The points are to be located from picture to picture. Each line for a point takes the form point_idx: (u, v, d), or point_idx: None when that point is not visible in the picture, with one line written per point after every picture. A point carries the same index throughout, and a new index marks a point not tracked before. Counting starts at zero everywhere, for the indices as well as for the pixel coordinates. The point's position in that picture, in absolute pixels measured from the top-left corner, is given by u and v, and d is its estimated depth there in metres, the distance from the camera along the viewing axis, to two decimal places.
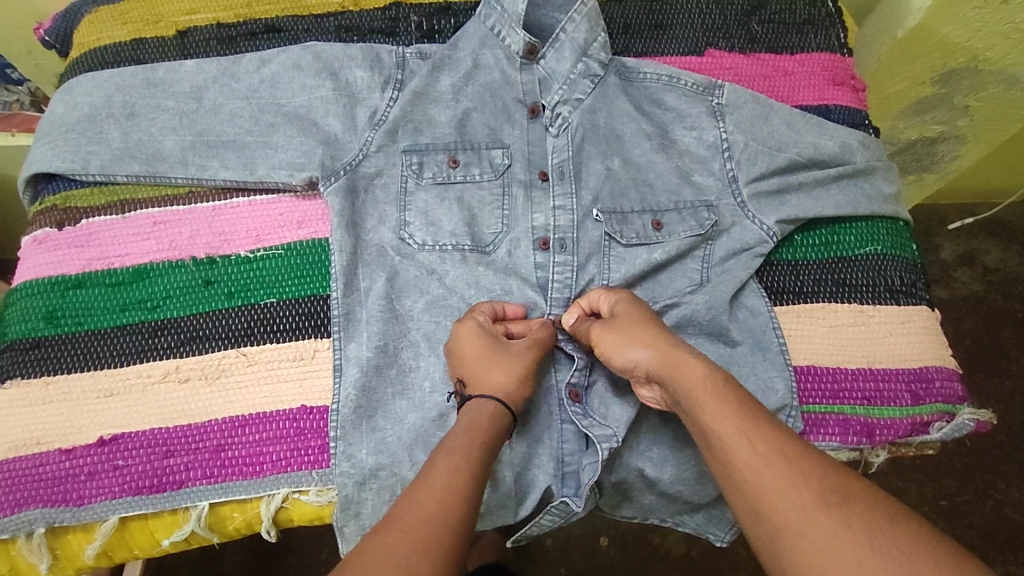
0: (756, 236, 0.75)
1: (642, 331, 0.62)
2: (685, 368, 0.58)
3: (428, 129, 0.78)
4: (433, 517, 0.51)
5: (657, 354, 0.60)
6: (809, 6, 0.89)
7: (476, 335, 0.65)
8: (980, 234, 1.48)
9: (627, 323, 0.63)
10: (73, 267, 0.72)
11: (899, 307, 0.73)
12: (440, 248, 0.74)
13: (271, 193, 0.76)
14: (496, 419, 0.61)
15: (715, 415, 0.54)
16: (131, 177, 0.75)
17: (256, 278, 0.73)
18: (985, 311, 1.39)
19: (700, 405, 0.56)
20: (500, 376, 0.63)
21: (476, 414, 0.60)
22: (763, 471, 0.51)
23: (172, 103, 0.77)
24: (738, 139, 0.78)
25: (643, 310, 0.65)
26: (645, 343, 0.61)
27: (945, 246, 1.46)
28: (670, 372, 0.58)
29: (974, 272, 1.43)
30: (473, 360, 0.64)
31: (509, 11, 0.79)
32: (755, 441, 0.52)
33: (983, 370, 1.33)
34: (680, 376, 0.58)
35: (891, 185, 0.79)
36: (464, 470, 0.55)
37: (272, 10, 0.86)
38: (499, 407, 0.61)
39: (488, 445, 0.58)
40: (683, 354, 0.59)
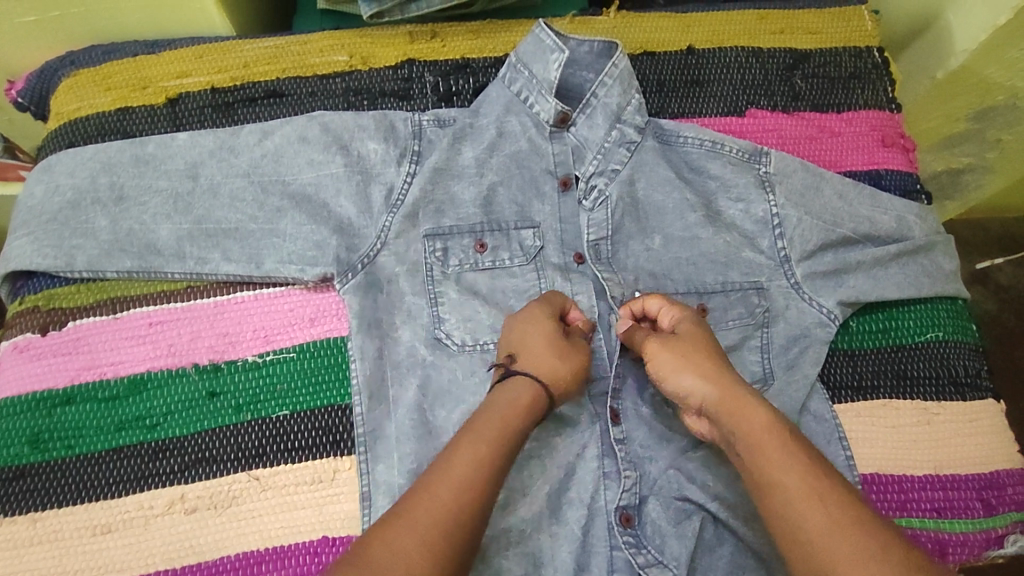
0: (814, 320, 0.69)
1: (705, 360, 0.56)
2: (748, 412, 0.52)
3: (451, 209, 0.71)
4: (443, 519, 0.47)
5: (720, 386, 0.54)
6: (856, 58, 0.83)
7: (542, 318, 0.60)
8: (991, 248, 1.40)
9: (691, 345, 0.58)
10: (59, 379, 0.65)
11: (965, 402, 0.70)
12: (481, 347, 0.67)
13: (280, 286, 0.69)
14: (533, 408, 0.55)
15: (784, 468, 0.49)
16: (122, 272, 0.67)
17: (267, 386, 0.66)
18: (998, 331, 1.33)
19: (767, 459, 0.50)
20: (552, 360, 0.58)
21: (517, 397, 0.55)
22: (838, 537, 0.45)
23: (165, 183, 0.69)
24: (791, 215, 0.70)
25: (708, 335, 0.60)
26: (704, 374, 0.55)
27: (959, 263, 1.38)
28: (729, 412, 0.53)
29: (987, 290, 1.36)
30: (536, 338, 0.59)
31: (539, 77, 0.71)
32: (825, 500, 0.47)
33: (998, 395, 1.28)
34: (742, 419, 0.52)
35: (951, 261, 0.73)
36: (488, 465, 0.50)
37: (273, 70, 0.78)
38: (540, 393, 0.56)
39: (519, 438, 0.54)
40: (749, 396, 0.54)
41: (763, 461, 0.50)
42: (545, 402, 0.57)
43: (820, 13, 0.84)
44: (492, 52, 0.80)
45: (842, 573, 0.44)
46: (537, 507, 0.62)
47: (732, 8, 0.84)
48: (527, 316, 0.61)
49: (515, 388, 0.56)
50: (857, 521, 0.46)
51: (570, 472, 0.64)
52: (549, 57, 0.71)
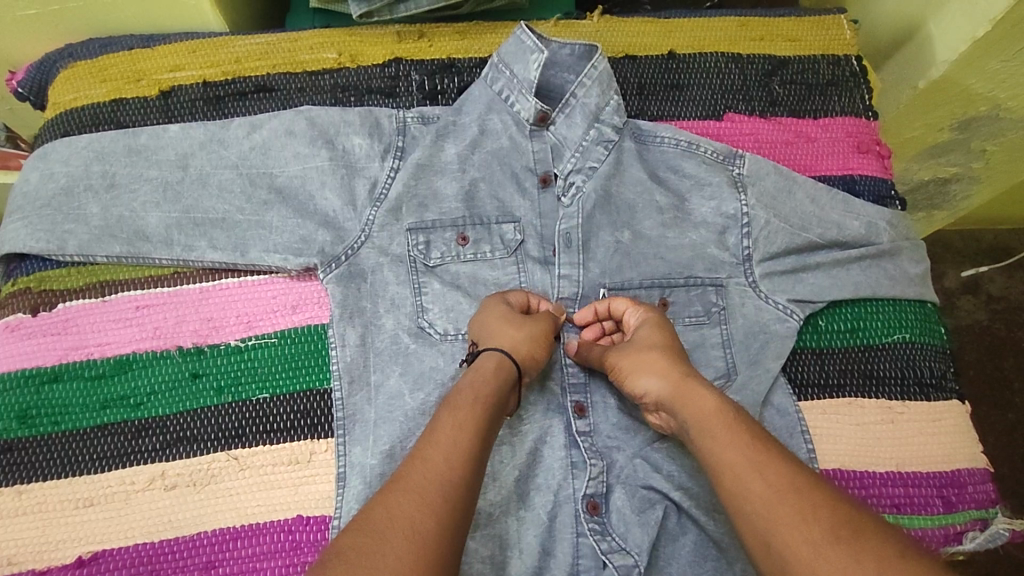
0: (772, 317, 0.71)
1: (661, 356, 0.60)
2: (697, 399, 0.55)
3: (434, 204, 0.73)
4: (434, 478, 0.48)
5: (674, 379, 0.57)
6: (834, 66, 0.84)
7: (494, 307, 0.65)
8: (984, 259, 1.41)
9: (648, 344, 0.61)
10: (48, 358, 0.67)
11: (929, 402, 0.71)
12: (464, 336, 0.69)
13: (263, 274, 0.71)
14: (498, 372, 0.58)
15: (727, 445, 0.51)
16: (111, 257, 0.70)
17: (248, 369, 0.68)
18: (988, 340, 1.34)
19: (711, 439, 0.52)
20: (510, 333, 0.62)
21: (478, 369, 0.58)
22: (775, 503, 0.46)
23: (156, 173, 0.72)
24: (760, 216, 0.72)
25: (670, 335, 0.63)
26: (660, 368, 0.58)
27: (950, 272, 1.40)
28: (680, 400, 0.56)
29: (978, 300, 1.37)
30: (489, 324, 0.63)
31: (519, 77, 0.74)
32: (763, 470, 0.48)
33: (986, 403, 1.29)
34: (691, 406, 0.55)
35: (919, 265, 0.75)
36: (467, 429, 0.52)
37: (263, 66, 0.80)
38: (502, 359, 0.59)
39: (489, 399, 0.56)
40: (700, 385, 0.56)
41: (706, 441, 0.52)
42: (512, 370, 0.60)
43: (799, 21, 0.86)
44: (476, 53, 0.83)
45: (780, 538, 0.45)
46: (503, 493, 0.64)
47: (713, 15, 0.86)
48: (484, 309, 0.65)
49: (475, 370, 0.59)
50: (793, 487, 0.47)
51: (539, 458, 0.66)
52: (530, 57, 0.72)
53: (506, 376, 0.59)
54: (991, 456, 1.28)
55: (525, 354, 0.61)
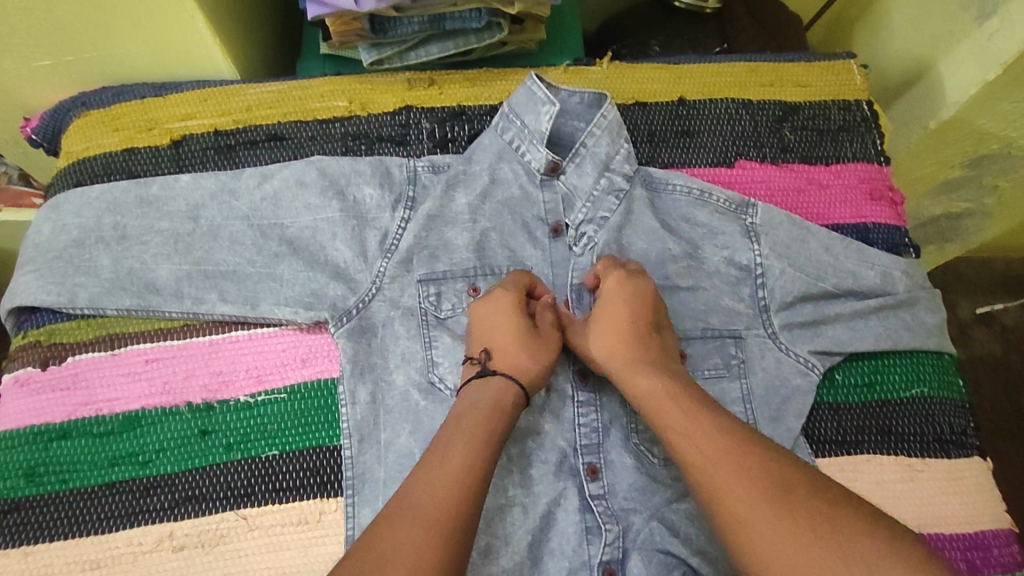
0: (791, 370, 0.70)
1: (616, 330, 0.64)
2: (638, 378, 0.61)
3: (445, 255, 0.72)
4: (441, 497, 0.53)
5: (621, 362, 0.63)
6: (844, 110, 0.84)
7: (499, 306, 0.66)
8: (997, 289, 1.40)
9: (609, 315, 0.65)
10: (57, 414, 0.67)
11: (950, 460, 0.70)
12: None
13: (273, 326, 0.71)
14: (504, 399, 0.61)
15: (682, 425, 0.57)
16: (122, 310, 0.69)
17: (257, 426, 0.68)
18: (1003, 373, 1.32)
19: (665, 421, 0.58)
20: (512, 353, 0.64)
21: (484, 392, 0.61)
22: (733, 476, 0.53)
23: (167, 224, 0.72)
24: (774, 265, 0.72)
25: (643, 304, 0.65)
26: (611, 347, 0.64)
27: (963, 302, 1.38)
28: (624, 378, 0.62)
29: (991, 331, 1.36)
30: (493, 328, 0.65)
31: (531, 127, 0.73)
32: (743, 482, 0.53)
33: (1003, 437, 1.27)
34: (638, 384, 0.61)
35: (935, 315, 0.74)
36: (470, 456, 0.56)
37: (274, 114, 0.81)
38: (505, 385, 0.62)
39: (495, 428, 0.59)
40: (647, 364, 0.62)
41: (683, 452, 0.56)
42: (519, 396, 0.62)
43: (809, 66, 0.86)
44: (487, 101, 0.83)
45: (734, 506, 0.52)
46: (517, 557, 0.63)
47: (723, 60, 0.86)
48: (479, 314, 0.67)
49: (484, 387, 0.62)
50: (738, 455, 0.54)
51: (554, 519, 0.65)
52: (541, 108, 0.72)
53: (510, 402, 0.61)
54: (1009, 492, 1.25)
55: (528, 375, 0.63)
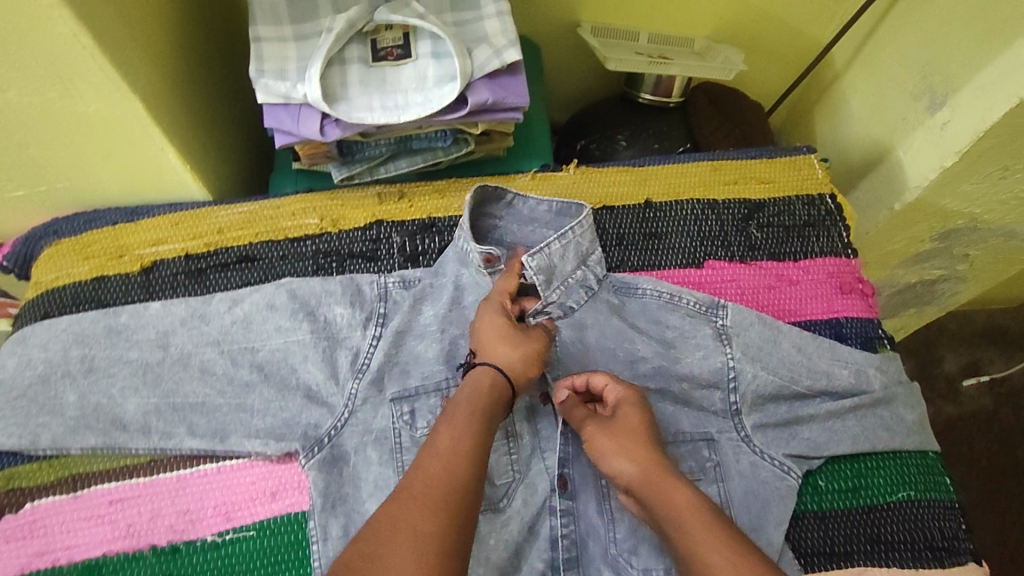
0: (770, 474, 0.68)
1: (639, 445, 0.62)
2: (674, 493, 0.58)
3: (416, 369, 0.72)
4: (437, 504, 0.52)
5: (649, 472, 0.60)
6: (808, 206, 0.86)
7: (493, 315, 0.68)
8: (982, 342, 1.40)
9: (627, 432, 0.63)
10: (12, 566, 0.64)
11: (944, 570, 0.67)
12: None
13: (242, 458, 0.69)
14: (495, 391, 0.62)
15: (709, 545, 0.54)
16: (86, 449, 0.68)
17: (225, 568, 0.65)
18: (997, 428, 1.31)
19: (692, 537, 0.55)
20: (507, 350, 0.65)
21: (478, 381, 0.62)
22: None
23: (135, 354, 0.71)
24: (747, 369, 0.70)
25: (648, 417, 0.65)
26: (637, 455, 0.61)
27: (948, 357, 1.38)
28: (657, 495, 0.59)
29: (981, 384, 1.35)
30: (487, 333, 0.66)
31: (475, 225, 0.74)
32: None
33: (1006, 496, 1.24)
34: (668, 499, 0.58)
35: (914, 411, 0.73)
36: (471, 445, 0.56)
37: (245, 236, 0.81)
38: (499, 377, 0.63)
39: (486, 417, 0.59)
40: (677, 478, 0.60)
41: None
42: (503, 386, 0.63)
43: (771, 163, 0.88)
44: (456, 212, 0.84)
45: None
46: None
47: (687, 160, 0.88)
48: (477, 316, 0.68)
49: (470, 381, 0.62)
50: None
51: None
52: (481, 207, 0.74)
53: (500, 395, 0.62)
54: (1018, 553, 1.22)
55: (520, 370, 0.64)
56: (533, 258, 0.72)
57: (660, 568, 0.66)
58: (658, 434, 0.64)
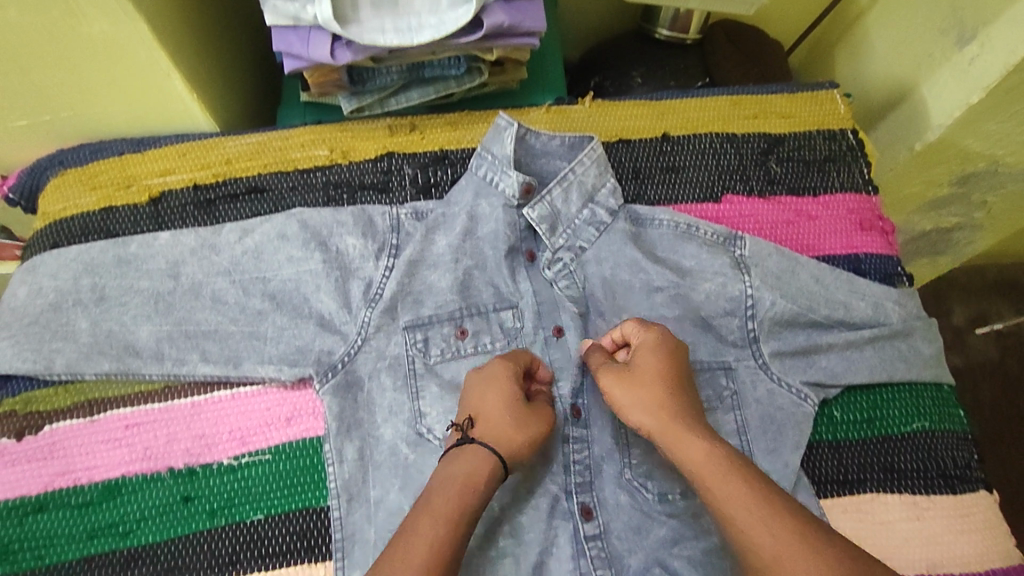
0: (787, 401, 0.68)
1: (650, 392, 0.60)
2: (687, 440, 0.57)
3: (429, 298, 0.71)
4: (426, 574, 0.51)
5: (664, 421, 0.59)
6: (830, 141, 0.84)
7: (499, 381, 0.62)
8: (992, 295, 1.39)
9: (642, 380, 0.61)
10: (33, 486, 0.65)
11: (956, 496, 0.67)
12: None
13: (256, 385, 0.69)
14: (485, 479, 0.57)
15: (729, 495, 0.53)
16: (100, 375, 0.68)
17: (242, 490, 0.65)
18: (1003, 379, 1.31)
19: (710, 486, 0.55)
20: (508, 428, 0.60)
21: (469, 464, 0.58)
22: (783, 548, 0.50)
23: (146, 283, 0.70)
24: (766, 297, 0.70)
25: (669, 365, 0.62)
26: (649, 403, 0.60)
27: (958, 309, 1.37)
28: (672, 441, 0.58)
29: (989, 337, 1.35)
30: (489, 403, 0.61)
31: (500, 156, 0.73)
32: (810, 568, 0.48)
33: (1008, 444, 1.25)
34: (687, 451, 0.57)
35: (931, 345, 0.73)
36: (441, 545, 0.53)
37: (254, 166, 0.80)
38: (493, 464, 0.58)
39: (471, 512, 0.56)
40: (689, 426, 0.58)
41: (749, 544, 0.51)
42: (496, 470, 0.58)
43: (792, 98, 0.86)
44: (469, 144, 0.82)
45: None
46: None
47: (705, 94, 0.86)
48: (487, 375, 0.63)
49: (461, 460, 0.58)
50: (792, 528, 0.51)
51: (548, 569, 0.64)
52: (504, 134, 0.73)
53: (491, 484, 0.57)
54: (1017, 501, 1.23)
55: (518, 454, 0.60)
56: (534, 207, 0.73)
57: (675, 491, 0.66)
58: (677, 376, 0.61)
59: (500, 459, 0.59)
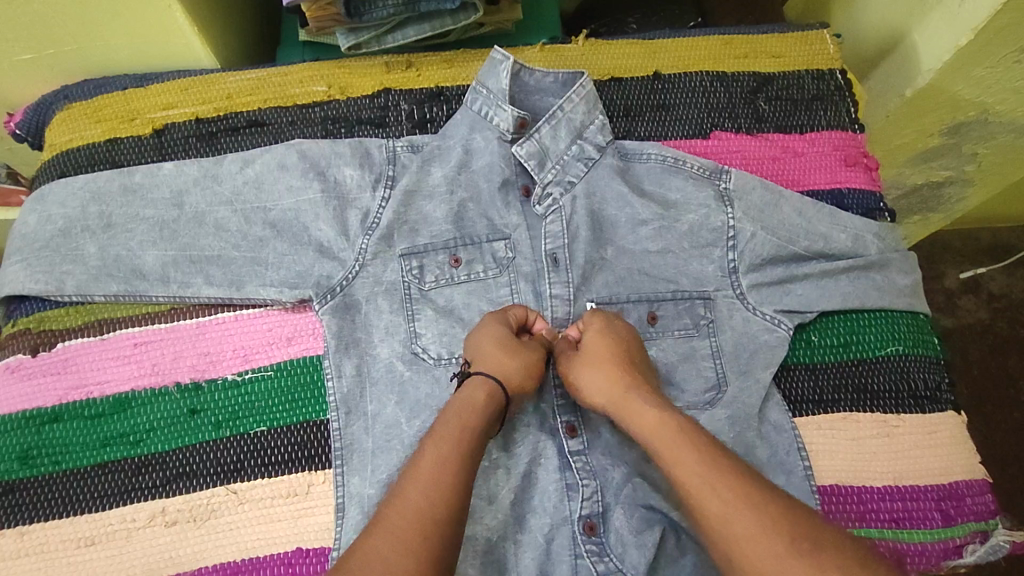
0: (760, 327, 0.71)
1: (613, 367, 0.61)
2: (648, 413, 0.57)
3: (425, 228, 0.74)
4: (417, 525, 0.49)
5: (622, 398, 0.59)
6: (818, 80, 0.85)
7: (493, 322, 0.64)
8: (984, 258, 1.41)
9: (605, 353, 0.63)
10: (49, 398, 0.69)
11: (925, 414, 0.71)
12: (456, 360, 0.70)
13: (259, 307, 0.72)
14: (487, 401, 0.59)
15: (686, 463, 0.52)
16: (109, 296, 0.71)
17: (245, 404, 0.69)
18: (991, 340, 1.34)
19: (667, 455, 0.53)
20: (506, 360, 0.62)
21: (471, 392, 0.59)
22: (737, 515, 0.48)
23: (152, 212, 0.73)
24: (746, 228, 0.72)
25: (621, 341, 0.64)
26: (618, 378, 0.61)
27: (950, 272, 1.39)
28: (633, 415, 0.58)
29: (979, 299, 1.37)
30: (484, 341, 0.63)
31: (494, 91, 0.74)
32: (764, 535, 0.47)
33: (991, 402, 1.28)
34: (645, 420, 0.57)
35: (908, 276, 0.75)
36: (442, 485, 0.52)
37: (255, 101, 0.82)
38: (493, 389, 0.60)
39: (474, 436, 0.56)
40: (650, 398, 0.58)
41: (699, 505, 0.50)
42: (500, 396, 0.60)
43: (783, 38, 0.87)
44: (464, 81, 0.84)
45: (745, 552, 0.47)
46: (501, 516, 0.65)
47: (698, 33, 0.87)
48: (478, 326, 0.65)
49: (467, 391, 0.60)
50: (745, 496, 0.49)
51: (535, 478, 0.67)
52: (500, 68, 0.74)
53: (495, 408, 0.59)
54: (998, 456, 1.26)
55: (517, 384, 0.62)
56: (523, 145, 0.74)
57: None
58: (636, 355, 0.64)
59: (501, 385, 0.60)
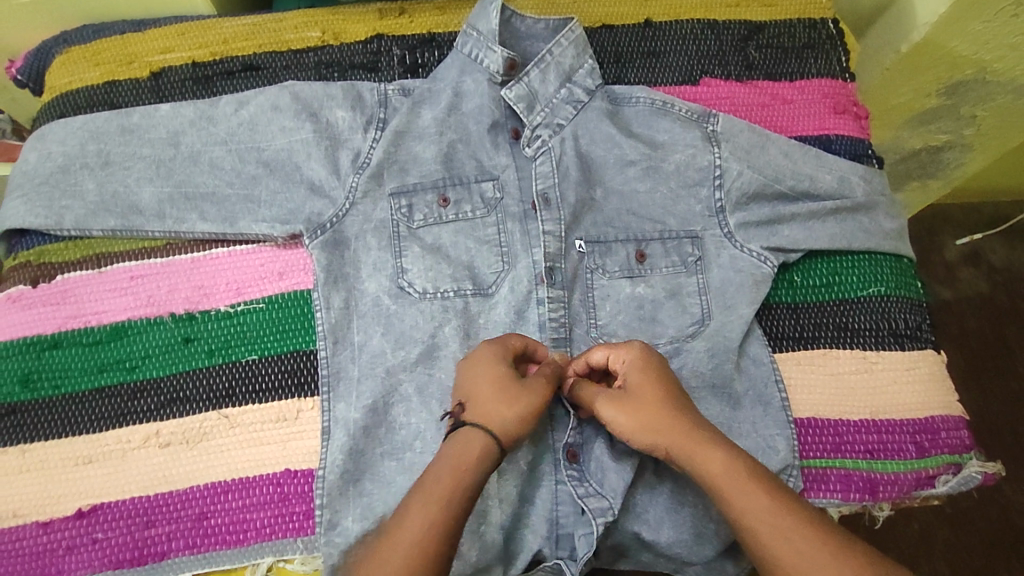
0: (745, 264, 0.72)
1: (660, 409, 0.60)
2: (706, 457, 0.58)
3: (414, 168, 0.74)
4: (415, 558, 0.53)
5: (671, 436, 0.59)
6: (810, 29, 0.85)
7: (489, 363, 0.62)
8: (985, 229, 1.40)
9: (640, 400, 0.61)
10: (49, 326, 0.71)
11: (904, 351, 0.73)
12: (443, 295, 0.71)
13: (252, 243, 0.74)
14: (481, 459, 0.58)
15: (736, 494, 0.55)
16: (106, 231, 0.72)
17: (237, 334, 0.71)
18: (989, 310, 1.33)
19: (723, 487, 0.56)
20: (500, 409, 0.60)
21: (463, 447, 0.58)
22: (778, 533, 0.53)
23: (148, 150, 0.74)
24: (732, 167, 0.73)
25: (664, 377, 0.63)
26: (663, 419, 0.60)
27: (950, 244, 1.39)
28: (688, 456, 0.58)
29: (979, 271, 1.36)
30: (482, 386, 0.61)
31: (484, 33, 0.75)
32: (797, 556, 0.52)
33: (986, 370, 1.27)
34: (703, 461, 0.58)
35: (894, 221, 0.76)
36: (440, 527, 0.54)
37: (250, 46, 0.83)
38: (487, 444, 0.58)
39: (466, 493, 0.56)
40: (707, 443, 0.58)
41: (748, 526, 0.54)
42: (492, 447, 0.58)
43: None
44: (456, 28, 0.85)
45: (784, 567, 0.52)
46: None
47: None
48: (474, 361, 0.63)
49: (457, 442, 0.59)
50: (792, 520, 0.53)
51: None
52: (490, 9, 0.74)
53: (487, 463, 0.58)
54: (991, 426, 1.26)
55: (512, 434, 0.60)
56: (512, 88, 0.75)
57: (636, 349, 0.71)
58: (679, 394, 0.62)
59: (495, 439, 0.59)
